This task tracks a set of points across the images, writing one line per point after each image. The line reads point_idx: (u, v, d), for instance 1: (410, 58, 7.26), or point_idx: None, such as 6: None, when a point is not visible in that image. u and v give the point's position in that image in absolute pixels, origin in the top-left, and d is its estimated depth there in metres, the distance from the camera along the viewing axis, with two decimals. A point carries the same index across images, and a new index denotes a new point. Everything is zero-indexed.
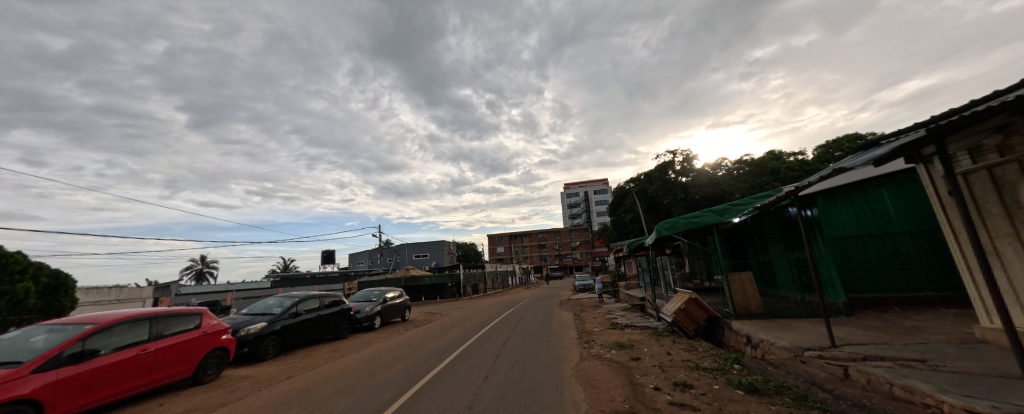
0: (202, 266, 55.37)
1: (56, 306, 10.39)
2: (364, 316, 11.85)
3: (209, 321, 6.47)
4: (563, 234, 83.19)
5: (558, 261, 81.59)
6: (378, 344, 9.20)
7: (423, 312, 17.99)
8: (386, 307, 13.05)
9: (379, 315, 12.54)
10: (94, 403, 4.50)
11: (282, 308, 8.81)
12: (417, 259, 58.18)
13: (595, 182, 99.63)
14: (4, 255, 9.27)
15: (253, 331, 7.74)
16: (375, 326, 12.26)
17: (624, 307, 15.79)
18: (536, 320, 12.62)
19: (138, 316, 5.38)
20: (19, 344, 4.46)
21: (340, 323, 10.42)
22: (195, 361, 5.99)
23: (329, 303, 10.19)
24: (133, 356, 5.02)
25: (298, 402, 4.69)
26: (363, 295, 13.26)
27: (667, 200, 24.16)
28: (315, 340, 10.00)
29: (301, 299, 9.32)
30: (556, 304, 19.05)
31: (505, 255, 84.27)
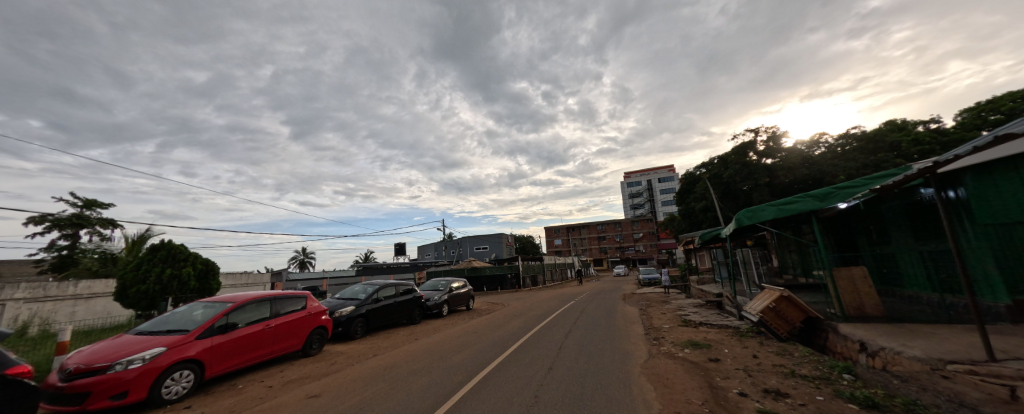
0: (304, 257, 65.06)
1: (206, 287, 12.61)
2: (434, 304, 12.77)
3: (312, 303, 7.54)
4: (626, 225, 79.20)
5: (620, 253, 78.00)
6: (447, 331, 9.83)
7: (484, 302, 18.75)
8: (452, 296, 13.88)
9: (446, 303, 13.38)
10: (235, 366, 5.64)
11: (366, 294, 9.92)
12: (477, 252, 60.50)
13: (660, 170, 92.82)
14: (171, 246, 11.90)
15: (345, 313, 8.90)
16: (443, 314, 13.14)
17: (698, 303, 14.51)
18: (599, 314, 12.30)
19: (262, 297, 6.53)
20: (186, 316, 5.76)
21: (413, 309, 11.39)
22: (303, 336, 7.09)
23: (404, 291, 11.18)
24: (260, 330, 6.13)
25: (385, 376, 5.31)
26: (431, 284, 14.26)
27: (747, 186, 21.39)
28: (393, 323, 11.07)
29: (380, 286, 10.38)
30: (619, 298, 18.30)
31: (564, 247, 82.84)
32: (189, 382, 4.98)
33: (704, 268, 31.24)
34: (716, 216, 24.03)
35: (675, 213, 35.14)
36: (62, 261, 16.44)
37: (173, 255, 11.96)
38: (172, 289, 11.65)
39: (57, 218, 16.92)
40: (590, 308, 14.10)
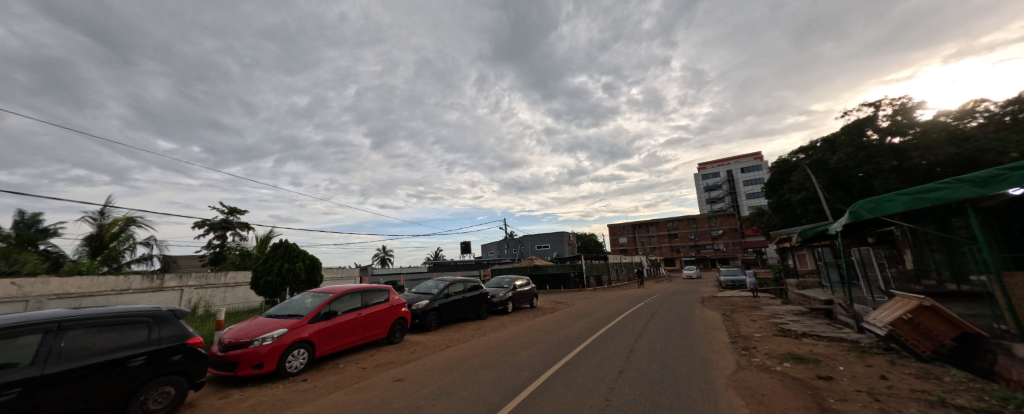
0: (384, 253, 72.10)
1: (314, 279, 14.81)
2: (499, 300, 13.10)
3: (395, 296, 8.31)
4: (702, 221, 71.77)
5: (696, 253, 70.84)
6: (513, 327, 10.01)
7: (548, 301, 18.62)
8: (516, 293, 14.08)
9: (511, 300, 13.62)
10: (337, 348, 6.57)
11: (438, 289, 10.61)
12: (539, 250, 60.37)
13: (745, 158, 82.42)
14: (287, 245, 14.21)
15: (420, 306, 9.65)
16: (508, 310, 13.41)
17: (800, 311, 12.49)
18: (676, 317, 11.35)
19: (355, 289, 7.40)
20: (300, 303, 6.83)
21: (481, 305, 11.84)
22: (389, 325, 7.90)
23: (471, 287, 11.67)
24: (354, 318, 6.99)
25: (457, 368, 5.62)
26: (495, 281, 14.64)
27: (864, 172, 17.69)
28: (463, 318, 11.64)
29: (450, 282, 10.99)
30: (698, 302, 16.66)
31: (630, 246, 77.62)
32: (304, 359, 5.96)
33: (803, 270, 26.82)
34: (820, 209, 20.38)
35: (764, 207, 30.74)
36: (216, 256, 20.86)
37: (288, 252, 14.26)
38: (288, 281, 13.93)
39: (212, 222, 21.39)
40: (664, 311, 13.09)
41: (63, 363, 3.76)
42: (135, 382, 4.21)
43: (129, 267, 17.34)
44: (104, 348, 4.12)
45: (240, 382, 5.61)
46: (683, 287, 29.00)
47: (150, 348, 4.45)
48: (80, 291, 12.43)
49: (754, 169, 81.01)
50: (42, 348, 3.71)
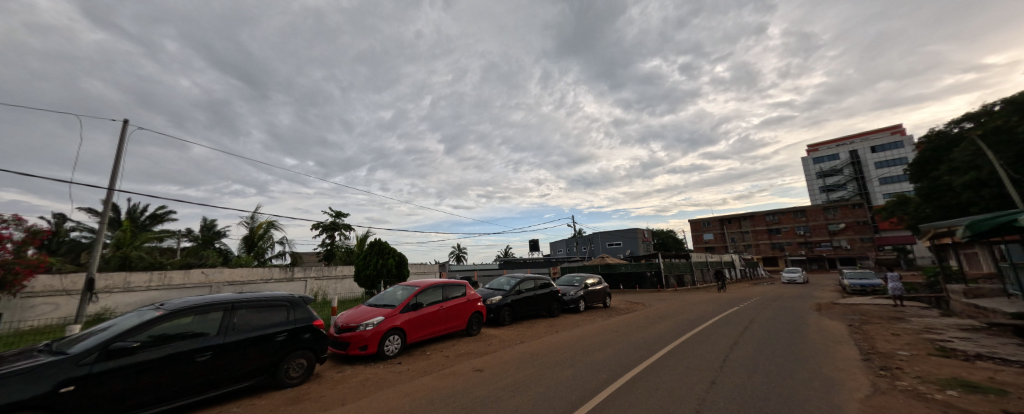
0: (457, 251, 76.21)
1: (402, 274, 16.37)
2: (571, 299, 12.83)
3: (471, 290, 8.73)
4: (814, 213, 60.81)
5: (806, 252, 60.24)
6: (587, 326, 9.75)
7: (623, 301, 17.64)
8: (588, 292, 13.65)
9: (583, 299, 13.26)
10: (424, 337, 7.20)
11: (509, 285, 10.82)
12: (610, 248, 57.45)
13: (880, 134, 67.53)
14: (380, 243, 15.97)
15: (494, 302, 9.97)
16: (580, 309, 13.09)
17: (967, 326, 9.70)
18: (781, 325, 9.81)
19: (436, 283, 7.97)
20: (392, 295, 7.63)
21: (552, 303, 11.76)
22: (467, 318, 8.36)
23: (542, 285, 11.65)
24: (436, 310, 7.55)
25: (532, 363, 5.69)
26: (566, 279, 14.38)
27: None
28: (534, 315, 11.71)
29: (521, 279, 11.12)
30: (811, 308, 14.09)
31: (717, 243, 68.52)
32: (398, 344, 6.68)
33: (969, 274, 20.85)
34: (998, 194, 15.55)
35: (905, 195, 24.65)
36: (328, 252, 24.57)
37: (381, 249, 16.03)
38: (382, 275, 15.67)
39: (323, 224, 25.17)
40: (764, 316, 11.40)
41: (234, 334, 4.84)
42: (282, 353, 5.24)
43: (271, 262, 21.48)
44: (259, 324, 5.18)
45: (350, 360, 6.55)
46: (789, 291, 24.86)
47: (289, 327, 5.44)
48: (242, 280, 15.79)
49: (889, 147, 65.92)
50: (222, 321, 4.84)
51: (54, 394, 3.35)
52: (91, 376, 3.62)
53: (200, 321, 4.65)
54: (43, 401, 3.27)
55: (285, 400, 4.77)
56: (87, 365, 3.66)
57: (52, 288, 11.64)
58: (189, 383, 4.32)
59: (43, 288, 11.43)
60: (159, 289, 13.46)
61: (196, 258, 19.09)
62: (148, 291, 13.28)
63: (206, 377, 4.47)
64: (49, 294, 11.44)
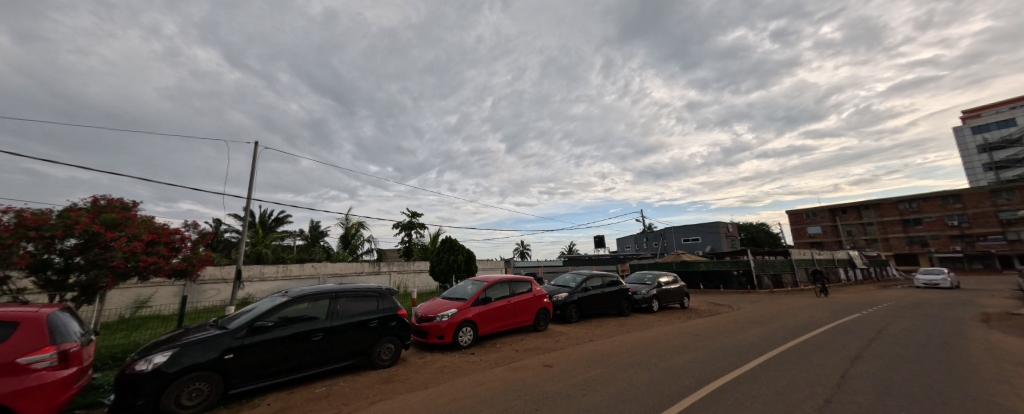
0: (523, 247, 77.24)
1: (470, 270, 17.10)
2: (642, 298, 12.12)
3: (538, 286, 8.73)
4: (974, 198, 48.18)
5: (964, 247, 47.93)
6: (663, 328, 9.12)
7: (705, 302, 16.07)
8: (662, 291, 12.76)
9: (656, 298, 12.44)
10: (494, 330, 7.45)
11: (575, 282, 10.59)
12: (687, 244, 52.65)
13: None
14: (450, 241, 16.89)
15: (560, 298, 9.88)
16: (653, 309, 12.30)
17: None
18: (919, 337, 8.00)
19: (503, 279, 8.15)
20: (463, 289, 8.03)
21: (622, 302, 11.25)
22: (534, 314, 8.42)
23: (610, 282, 11.20)
24: (504, 305, 7.74)
25: (603, 363, 5.51)
26: (636, 276, 13.63)
27: None
28: (603, 313, 11.33)
29: (588, 276, 10.80)
30: (971, 319, 11.17)
31: (828, 237, 59.19)
32: (471, 336, 7.01)
33: None
34: None
35: None
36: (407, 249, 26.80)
37: (451, 246, 16.95)
38: (452, 271, 16.58)
39: (401, 223, 27.49)
40: (891, 326, 9.43)
41: (338, 320, 5.56)
42: (374, 338, 5.87)
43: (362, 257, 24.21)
44: (357, 311, 5.85)
45: (428, 347, 7.08)
46: (932, 296, 20.11)
47: (379, 315, 6.03)
48: (341, 272, 18.13)
49: None
50: (329, 308, 5.56)
51: (221, 359, 4.38)
52: (242, 348, 4.58)
53: (313, 307, 5.40)
54: (213, 363, 4.32)
55: (377, 379, 5.31)
56: (240, 338, 4.62)
57: (216, 276, 14.57)
58: (307, 359, 5.11)
59: (210, 276, 14.39)
60: (283, 279, 16.15)
61: (307, 254, 22.40)
62: (276, 280, 16.02)
63: (318, 355, 5.23)
64: (214, 282, 14.38)
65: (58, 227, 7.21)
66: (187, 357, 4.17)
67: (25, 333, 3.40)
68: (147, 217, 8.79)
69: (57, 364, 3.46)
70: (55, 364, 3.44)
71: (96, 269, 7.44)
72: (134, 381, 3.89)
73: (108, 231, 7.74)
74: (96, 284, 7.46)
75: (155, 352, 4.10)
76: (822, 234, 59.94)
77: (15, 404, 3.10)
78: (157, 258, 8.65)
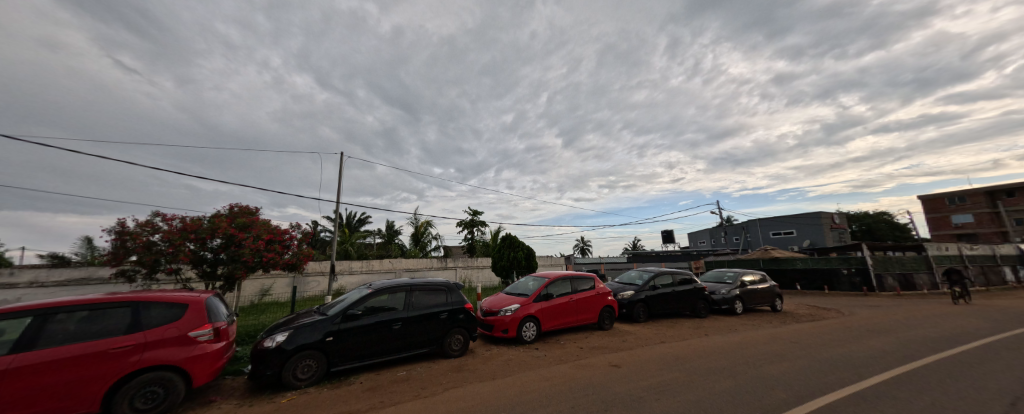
0: (584, 244, 75.68)
1: (531, 266, 17.20)
2: (722, 298, 11.07)
3: (601, 284, 8.45)
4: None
5: None
6: (746, 332, 8.23)
7: (804, 305, 14.06)
8: (745, 291, 11.49)
9: (739, 299, 11.26)
10: (557, 326, 7.41)
11: (642, 280, 10.02)
12: (775, 238, 46.14)
13: None
14: (510, 237, 17.18)
15: (626, 297, 9.48)
16: (736, 311, 11.15)
17: None
18: None
19: (564, 275, 8.04)
20: (524, 285, 8.10)
21: (696, 302, 10.41)
22: (598, 312, 8.19)
23: (682, 281, 10.41)
24: (566, 302, 7.64)
25: (678, 366, 5.15)
26: (714, 275, 12.47)
27: None
28: (675, 314, 10.60)
29: (656, 274, 10.16)
30: None
31: (985, 228, 46.21)
32: (534, 331, 7.06)
33: None
34: None
35: None
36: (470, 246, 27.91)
37: (511, 243, 17.23)
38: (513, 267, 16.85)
39: (463, 221, 28.69)
40: None
41: (414, 310, 6.00)
42: (445, 329, 6.23)
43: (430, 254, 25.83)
44: (430, 304, 6.24)
45: (494, 341, 7.30)
46: None
47: (449, 307, 6.36)
48: (413, 268, 19.58)
49: None
50: (406, 299, 6.02)
51: (322, 341, 5.07)
52: (339, 332, 5.23)
53: (392, 298, 5.89)
54: (318, 344, 5.04)
55: (450, 367, 5.64)
56: (336, 324, 5.26)
57: (317, 269, 16.73)
58: (390, 345, 5.64)
59: (313, 269, 16.57)
60: (367, 273, 17.97)
61: (385, 251, 24.55)
62: (362, 273, 17.90)
63: (398, 342, 5.72)
64: (316, 274, 16.51)
65: (207, 230, 9.40)
66: (299, 337, 4.94)
67: (193, 313, 4.52)
68: (266, 220, 10.52)
69: (213, 338, 4.58)
70: (212, 338, 4.55)
71: (234, 263, 9.76)
72: (264, 354, 4.78)
73: (239, 233, 9.81)
74: (235, 274, 9.81)
75: (277, 332, 4.96)
76: (973, 224, 47.61)
77: (190, 368, 4.27)
78: (274, 254, 10.33)
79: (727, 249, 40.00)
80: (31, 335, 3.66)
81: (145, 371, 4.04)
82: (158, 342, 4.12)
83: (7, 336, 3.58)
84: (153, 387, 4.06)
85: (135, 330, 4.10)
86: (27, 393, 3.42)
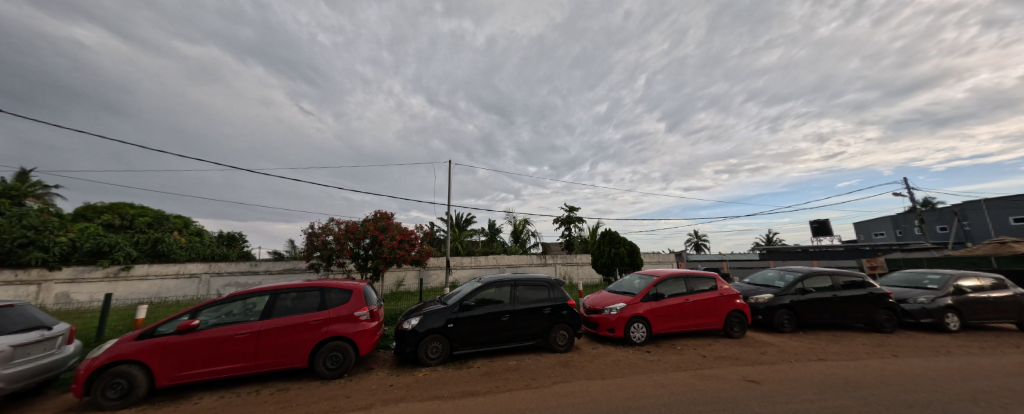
0: (700, 239, 67.54)
1: (636, 263, 16.15)
2: (918, 310, 8.57)
3: (724, 285, 7.44)
4: None
5: None
6: (954, 357, 6.14)
7: None
8: (965, 300, 8.51)
9: (953, 311, 8.46)
10: (671, 329, 6.80)
11: (785, 282, 8.46)
12: None
13: None
14: (609, 233, 16.49)
15: (762, 301, 8.16)
16: (950, 327, 8.40)
17: None
18: None
19: (677, 274, 7.30)
20: (631, 283, 7.62)
21: (874, 312, 8.30)
22: (723, 316, 7.21)
23: (847, 284, 8.39)
24: (681, 303, 6.94)
25: (846, 392, 4.14)
26: (908, 278, 9.68)
27: None
28: (840, 324, 8.66)
29: (807, 274, 8.34)
30: None
31: None
32: (644, 333, 6.62)
33: None
34: None
35: None
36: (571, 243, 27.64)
37: (612, 239, 16.51)
38: (616, 264, 16.08)
39: (560, 218, 28.67)
40: None
41: (520, 304, 6.24)
42: (550, 324, 6.32)
43: (531, 251, 26.53)
44: (535, 299, 6.40)
45: (600, 339, 7.10)
46: None
47: (552, 303, 6.42)
48: (515, 264, 20.42)
49: None
50: (511, 293, 6.28)
51: (445, 327, 5.68)
52: (458, 319, 5.77)
53: (499, 292, 6.21)
54: (441, 329, 5.67)
55: (557, 362, 5.69)
56: (455, 312, 5.81)
57: (437, 264, 18.76)
58: (502, 335, 6.00)
59: (433, 264, 18.64)
60: (474, 267, 19.52)
61: (489, 248, 26.22)
62: (470, 268, 19.53)
63: (509, 333, 6.04)
64: (435, 268, 18.54)
65: (362, 231, 11.62)
66: (428, 322, 5.63)
67: (356, 297, 5.52)
68: (398, 223, 12.29)
69: (370, 317, 5.50)
70: (370, 318, 5.48)
71: (376, 259, 11.71)
72: (404, 334, 5.59)
73: (380, 234, 11.75)
74: (378, 268, 11.78)
75: (411, 316, 5.74)
76: None
77: (358, 340, 5.27)
78: (404, 252, 12.01)
79: (917, 241, 29.77)
80: (268, 308, 5.06)
81: (329, 340, 5.20)
82: (336, 318, 5.23)
83: (259, 307, 5.04)
84: (336, 352, 5.18)
85: (322, 308, 5.28)
86: (269, 348, 4.88)
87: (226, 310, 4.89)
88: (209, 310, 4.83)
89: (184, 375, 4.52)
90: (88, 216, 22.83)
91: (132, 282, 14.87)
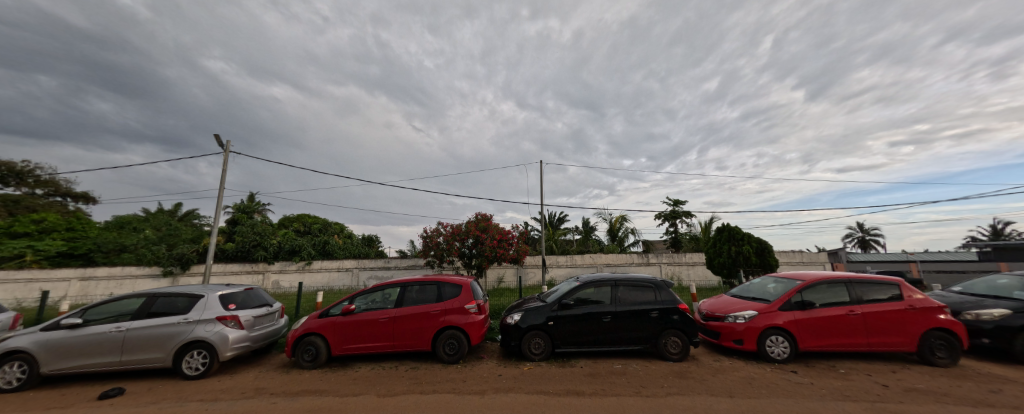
0: (864, 234, 53.25)
1: (766, 262, 13.78)
2: None
3: (913, 295, 5.73)
4: None
5: None
6: None
7: None
8: None
9: None
10: (828, 347, 5.56)
11: None
12: None
13: None
14: (727, 228, 14.48)
15: (989, 319, 6.00)
16: None
17: None
18: None
19: (834, 278, 5.93)
20: (763, 288, 6.48)
21: None
22: (912, 336, 5.56)
23: None
24: (843, 315, 5.60)
25: None
26: None
27: None
28: None
29: None
30: None
31: None
32: (787, 348, 5.55)
33: None
34: None
35: None
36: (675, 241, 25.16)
37: (732, 235, 14.44)
38: (738, 264, 14.00)
39: (664, 213, 26.34)
40: None
41: (621, 305, 5.90)
42: (660, 328, 5.82)
43: (629, 249, 25.01)
44: (640, 300, 5.97)
45: (723, 351, 6.22)
46: None
47: (660, 306, 5.90)
48: (615, 263, 19.51)
49: None
50: (612, 294, 5.99)
51: (546, 324, 5.72)
52: (559, 317, 5.75)
53: (598, 292, 5.98)
54: (542, 326, 5.73)
55: (670, 371, 5.20)
56: (555, 310, 5.80)
57: (533, 263, 19.30)
58: (606, 336, 5.76)
59: (530, 263, 19.23)
60: (571, 266, 19.30)
61: (585, 247, 25.64)
62: (566, 267, 19.41)
63: (613, 334, 5.76)
64: (532, 266, 19.11)
65: (464, 232, 12.58)
66: (530, 318, 5.75)
67: (465, 292, 5.97)
68: (495, 224, 13.00)
69: (478, 311, 5.88)
70: (477, 311, 5.86)
71: (478, 257, 12.59)
72: (508, 328, 5.81)
73: (482, 233, 12.58)
74: (479, 265, 12.66)
75: (514, 312, 5.95)
76: None
77: (469, 331, 5.69)
78: (502, 250, 12.66)
79: None
80: (399, 298, 5.84)
81: (445, 328, 5.74)
82: (450, 309, 5.75)
83: (392, 297, 5.86)
84: (451, 340, 5.68)
85: (439, 300, 5.86)
86: (400, 331, 5.63)
87: (370, 298, 5.81)
88: (362, 297, 5.80)
89: (346, 348, 5.56)
90: (286, 223, 30.36)
91: (313, 273, 18.95)
